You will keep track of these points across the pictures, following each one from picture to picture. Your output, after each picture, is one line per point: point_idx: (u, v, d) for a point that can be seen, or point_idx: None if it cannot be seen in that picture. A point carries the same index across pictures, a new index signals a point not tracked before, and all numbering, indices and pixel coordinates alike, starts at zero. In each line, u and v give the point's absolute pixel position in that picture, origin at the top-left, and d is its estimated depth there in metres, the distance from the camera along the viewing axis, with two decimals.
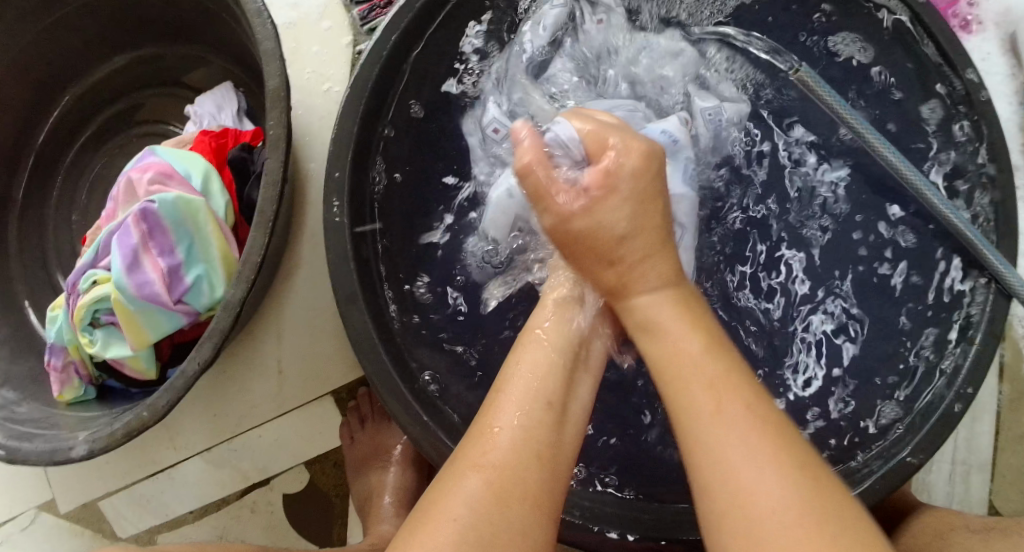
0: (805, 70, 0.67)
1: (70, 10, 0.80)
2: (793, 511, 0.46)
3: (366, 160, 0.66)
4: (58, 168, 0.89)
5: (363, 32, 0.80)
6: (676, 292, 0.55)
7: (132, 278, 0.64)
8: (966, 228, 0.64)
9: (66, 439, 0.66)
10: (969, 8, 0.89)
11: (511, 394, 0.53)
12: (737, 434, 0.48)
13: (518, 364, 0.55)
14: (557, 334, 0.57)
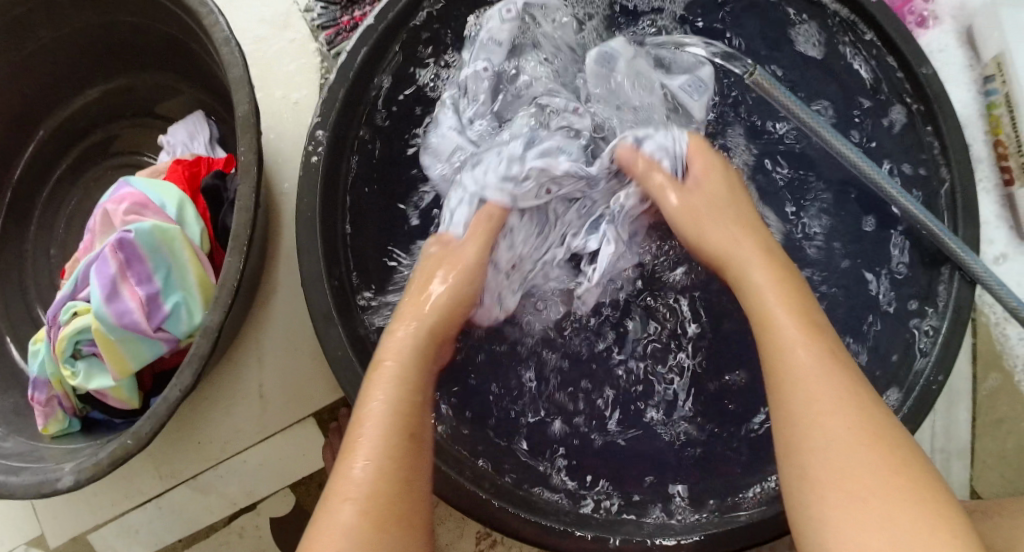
0: (760, 73, 0.70)
1: (40, 46, 0.81)
2: (851, 445, 0.52)
3: (337, 181, 0.67)
4: (35, 202, 0.90)
5: (331, 57, 0.81)
6: (756, 260, 0.63)
7: (111, 307, 0.64)
8: (924, 220, 0.67)
9: (51, 472, 0.66)
10: (924, 4, 0.91)
11: (376, 421, 0.55)
12: (843, 407, 0.54)
13: (375, 395, 0.56)
14: (409, 361, 0.59)
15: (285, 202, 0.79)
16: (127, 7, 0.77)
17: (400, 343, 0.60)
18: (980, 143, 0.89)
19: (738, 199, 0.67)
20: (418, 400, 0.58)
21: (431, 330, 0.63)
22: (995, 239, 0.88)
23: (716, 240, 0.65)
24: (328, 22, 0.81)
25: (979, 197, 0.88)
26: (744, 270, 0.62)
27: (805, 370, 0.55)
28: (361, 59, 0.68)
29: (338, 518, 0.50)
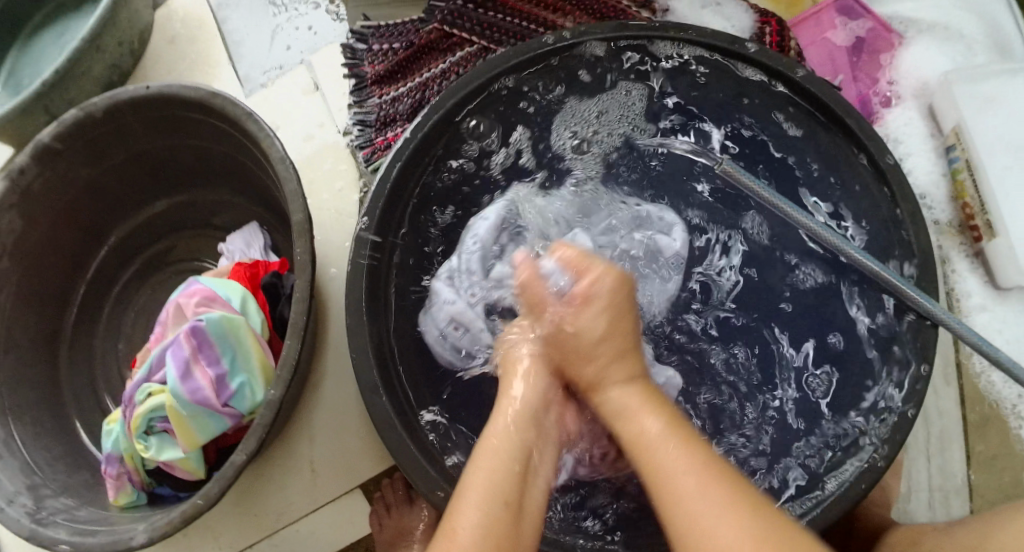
0: (727, 162, 0.82)
1: (114, 164, 0.94)
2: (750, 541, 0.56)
3: (379, 275, 0.77)
4: (105, 301, 1.01)
5: (368, 172, 0.97)
6: (640, 386, 0.66)
7: (185, 386, 0.73)
8: (888, 275, 0.76)
9: (126, 531, 0.74)
10: (889, 87, 1.03)
11: (476, 503, 0.60)
12: (702, 480, 0.59)
13: (476, 469, 0.62)
14: (510, 435, 0.64)
15: (331, 299, 0.91)
16: (194, 131, 0.90)
17: (505, 421, 0.65)
18: (947, 205, 0.99)
19: (599, 309, 0.67)
20: (513, 479, 0.62)
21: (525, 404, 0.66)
22: (972, 291, 0.95)
23: (595, 324, 0.67)
24: (365, 143, 0.98)
25: (953, 257, 0.97)
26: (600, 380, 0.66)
27: (646, 445, 0.62)
28: (396, 169, 0.79)
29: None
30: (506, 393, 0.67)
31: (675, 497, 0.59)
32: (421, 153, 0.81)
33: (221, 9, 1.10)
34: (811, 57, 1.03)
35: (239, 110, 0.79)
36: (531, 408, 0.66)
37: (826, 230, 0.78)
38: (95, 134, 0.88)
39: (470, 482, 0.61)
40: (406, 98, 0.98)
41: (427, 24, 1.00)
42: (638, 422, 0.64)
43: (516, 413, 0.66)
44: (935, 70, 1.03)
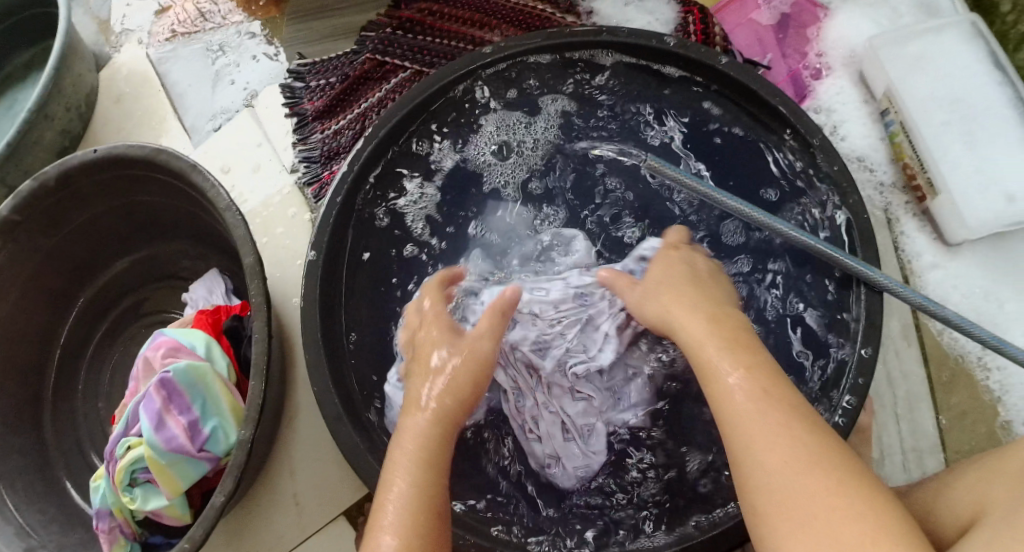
0: (652, 158, 0.81)
1: (72, 228, 0.96)
2: (818, 487, 0.56)
3: (333, 309, 0.80)
4: (82, 361, 1.03)
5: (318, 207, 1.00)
6: (725, 336, 0.67)
7: (160, 435, 0.75)
8: (818, 246, 0.78)
9: None
10: (817, 59, 1.06)
11: (392, 532, 0.61)
12: (779, 429, 0.59)
13: (387, 504, 0.62)
14: (419, 469, 0.64)
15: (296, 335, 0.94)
16: (147, 188, 0.93)
17: (410, 453, 0.65)
18: (886, 166, 1.01)
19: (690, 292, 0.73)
20: (432, 504, 0.63)
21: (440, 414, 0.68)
22: (923, 252, 0.98)
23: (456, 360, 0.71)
24: (312, 179, 1.01)
25: (902, 221, 0.99)
26: (684, 333, 0.69)
27: (735, 402, 0.62)
28: (339, 204, 0.81)
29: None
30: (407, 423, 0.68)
31: (757, 462, 0.59)
32: (361, 182, 0.83)
33: (162, 63, 1.13)
34: (739, 40, 1.06)
35: (183, 163, 0.82)
36: (433, 437, 0.67)
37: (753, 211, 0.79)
38: (50, 201, 0.91)
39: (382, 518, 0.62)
40: (347, 130, 1.01)
41: (360, 56, 1.03)
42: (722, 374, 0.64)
43: (416, 449, 0.66)
44: (860, 37, 1.06)
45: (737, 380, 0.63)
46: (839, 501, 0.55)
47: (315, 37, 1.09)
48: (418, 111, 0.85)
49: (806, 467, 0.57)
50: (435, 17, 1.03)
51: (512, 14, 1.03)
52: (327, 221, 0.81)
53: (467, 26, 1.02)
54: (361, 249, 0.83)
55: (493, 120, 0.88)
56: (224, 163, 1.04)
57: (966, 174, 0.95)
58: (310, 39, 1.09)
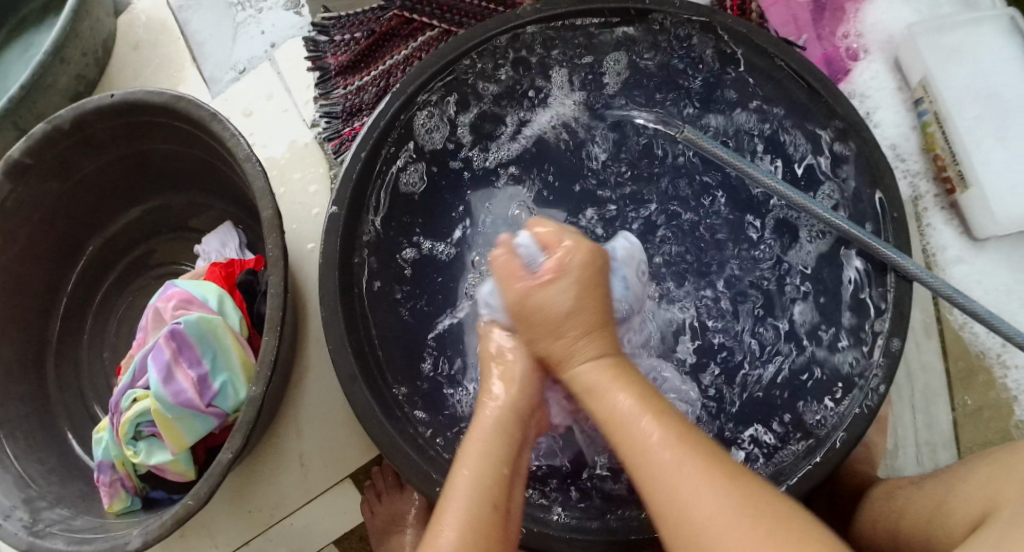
0: (687, 128, 0.82)
1: (84, 176, 0.94)
2: (726, 517, 0.57)
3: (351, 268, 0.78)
4: (88, 310, 1.01)
5: (337, 163, 0.98)
6: (604, 352, 0.66)
7: (168, 389, 0.73)
8: (846, 226, 0.77)
9: (121, 536, 0.76)
10: (856, 38, 1.02)
11: (458, 506, 0.62)
12: (679, 454, 0.60)
13: (461, 469, 0.64)
14: (496, 439, 0.66)
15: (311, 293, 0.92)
16: (164, 137, 0.91)
17: (485, 427, 0.67)
18: (920, 154, 0.98)
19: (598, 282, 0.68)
20: (499, 475, 0.64)
21: (513, 407, 0.68)
22: (948, 245, 0.94)
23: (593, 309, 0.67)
24: (332, 134, 0.99)
25: (931, 214, 0.96)
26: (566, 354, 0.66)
27: (621, 416, 0.63)
28: (361, 162, 0.79)
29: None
30: (486, 390, 0.69)
31: (665, 496, 0.59)
32: (384, 143, 0.80)
33: (182, 11, 1.10)
34: (774, 16, 1.01)
35: (203, 112, 0.79)
36: (506, 415, 0.67)
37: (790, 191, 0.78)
38: (62, 146, 0.89)
39: (457, 472, 0.64)
40: (371, 86, 0.99)
41: (387, 12, 1.00)
42: (608, 392, 0.64)
43: (495, 420, 0.67)
44: (901, 22, 1.02)
45: (665, 458, 0.60)
46: (751, 530, 0.56)
47: None
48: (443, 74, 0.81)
49: (714, 504, 0.57)
50: None
51: None
52: (349, 176, 0.78)
53: None
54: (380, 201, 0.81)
55: (520, 95, 0.87)
56: (246, 115, 1.02)
57: (998, 170, 0.92)
58: None
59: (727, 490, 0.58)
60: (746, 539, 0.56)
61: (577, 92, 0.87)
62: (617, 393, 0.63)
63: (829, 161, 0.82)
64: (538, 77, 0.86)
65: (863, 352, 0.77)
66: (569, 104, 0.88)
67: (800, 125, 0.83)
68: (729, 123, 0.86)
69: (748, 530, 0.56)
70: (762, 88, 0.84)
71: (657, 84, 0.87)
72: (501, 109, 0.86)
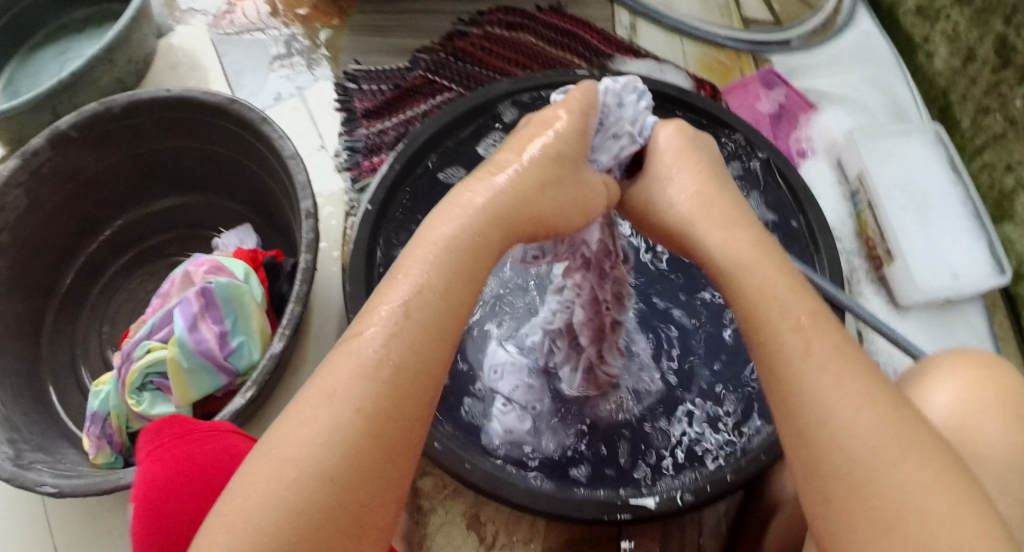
0: None
1: (117, 161, 1.01)
2: (872, 431, 0.52)
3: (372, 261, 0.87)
4: (92, 289, 1.06)
5: (354, 190, 1.08)
6: (758, 238, 0.63)
7: (191, 338, 0.79)
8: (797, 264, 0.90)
9: (113, 474, 0.79)
10: (803, 142, 1.20)
11: (398, 310, 0.54)
12: (837, 361, 0.55)
13: (405, 276, 0.55)
14: (458, 251, 0.57)
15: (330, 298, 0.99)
16: (203, 136, 1.00)
17: (443, 239, 0.57)
18: (852, 238, 1.15)
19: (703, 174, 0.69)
20: (458, 302, 0.55)
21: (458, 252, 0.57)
22: (876, 311, 1.09)
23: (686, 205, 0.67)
24: (351, 165, 1.09)
25: (862, 285, 1.11)
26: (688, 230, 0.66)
27: (769, 305, 0.58)
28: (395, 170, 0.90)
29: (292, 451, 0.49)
30: (464, 193, 0.60)
31: (806, 392, 0.54)
32: (410, 165, 0.92)
33: (223, 44, 1.21)
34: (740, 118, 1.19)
35: (253, 116, 0.90)
36: (484, 226, 0.58)
37: None
38: (108, 128, 0.97)
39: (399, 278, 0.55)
40: (392, 131, 1.11)
41: (413, 72, 1.16)
42: (723, 233, 0.64)
43: (459, 232, 0.57)
44: (843, 129, 1.20)
45: (811, 354, 0.55)
46: (893, 448, 0.52)
47: (373, 48, 1.19)
48: (466, 116, 0.95)
49: (861, 414, 0.53)
50: (484, 52, 1.17)
51: (552, 61, 1.17)
52: (384, 181, 0.90)
53: (509, 65, 1.16)
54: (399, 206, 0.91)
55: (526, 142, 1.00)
56: None
57: (919, 249, 1.08)
58: (368, 50, 1.19)
59: (881, 409, 0.53)
60: (884, 451, 0.51)
61: None
62: (769, 280, 0.59)
63: (784, 221, 0.97)
64: None
65: None
66: None
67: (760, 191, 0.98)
68: None
69: (893, 448, 0.52)
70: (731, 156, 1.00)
71: None
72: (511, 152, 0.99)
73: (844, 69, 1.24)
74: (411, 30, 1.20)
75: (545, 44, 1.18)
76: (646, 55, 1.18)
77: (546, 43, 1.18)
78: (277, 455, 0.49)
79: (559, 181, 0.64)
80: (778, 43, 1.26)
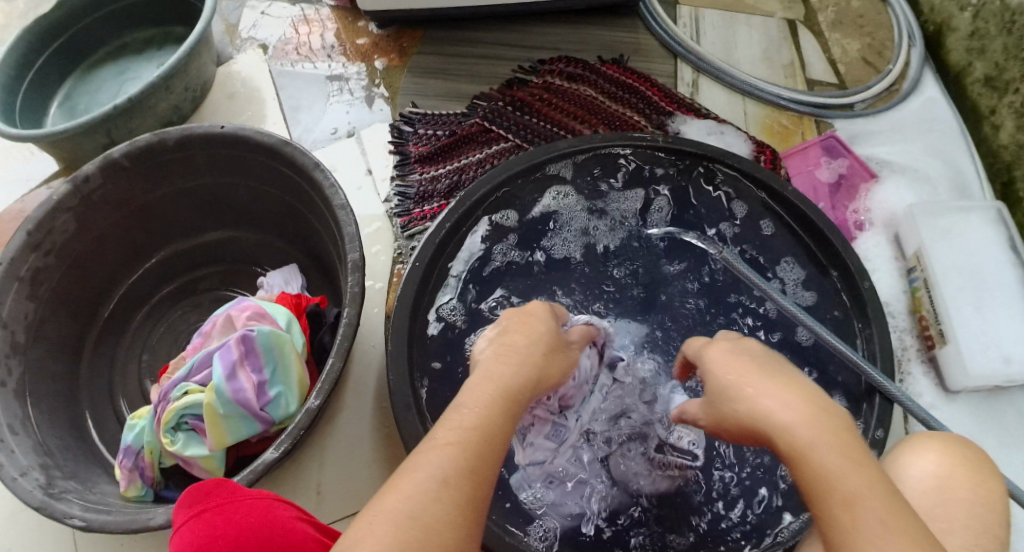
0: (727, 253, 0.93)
1: (168, 191, 1.02)
2: (892, 535, 0.49)
3: (412, 321, 0.87)
4: (134, 315, 1.07)
5: (404, 238, 1.07)
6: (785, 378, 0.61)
7: (228, 385, 0.79)
8: (847, 349, 0.85)
9: (142, 513, 0.80)
10: (862, 214, 1.17)
11: (464, 426, 0.56)
12: (855, 464, 0.53)
13: (464, 406, 0.58)
14: (494, 402, 0.59)
15: (370, 342, 0.99)
16: (251, 173, 1.00)
17: (481, 385, 0.61)
18: (905, 315, 1.11)
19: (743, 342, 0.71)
20: (502, 436, 0.58)
21: (501, 387, 0.61)
22: (924, 394, 1.06)
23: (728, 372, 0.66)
24: (402, 212, 1.08)
25: (911, 366, 1.08)
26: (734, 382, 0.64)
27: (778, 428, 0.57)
28: (445, 228, 0.92)
29: (378, 513, 0.51)
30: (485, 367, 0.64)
31: (827, 506, 0.52)
32: (459, 221, 0.93)
33: (281, 76, 1.22)
34: (798, 185, 1.17)
35: (307, 160, 0.90)
36: (514, 387, 0.62)
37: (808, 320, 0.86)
38: (161, 159, 0.98)
39: (461, 408, 0.58)
40: (444, 178, 1.09)
41: (470, 119, 1.14)
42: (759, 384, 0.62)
43: (493, 382, 0.61)
44: (904, 202, 1.17)
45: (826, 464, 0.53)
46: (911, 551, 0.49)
47: (431, 91, 1.19)
48: (517, 175, 0.96)
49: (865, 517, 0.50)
50: (544, 103, 1.15)
51: (610, 117, 1.15)
52: (432, 240, 0.91)
53: (568, 119, 1.14)
54: (439, 268, 0.92)
55: (575, 204, 1.00)
56: None
57: (973, 332, 1.04)
58: (427, 92, 1.19)
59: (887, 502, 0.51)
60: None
61: (630, 208, 1.01)
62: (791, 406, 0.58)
63: (835, 294, 0.93)
64: (599, 191, 1.00)
65: None
66: (623, 216, 1.00)
67: (812, 264, 0.94)
68: (751, 247, 0.97)
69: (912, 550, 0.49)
70: (792, 224, 0.96)
71: (700, 212, 0.99)
72: (561, 213, 0.99)
73: (904, 140, 1.22)
74: (470, 75, 1.20)
75: (606, 98, 1.17)
76: (707, 114, 1.15)
77: (606, 97, 1.17)
78: (359, 539, 0.50)
79: (552, 357, 0.69)
80: (841, 107, 1.24)
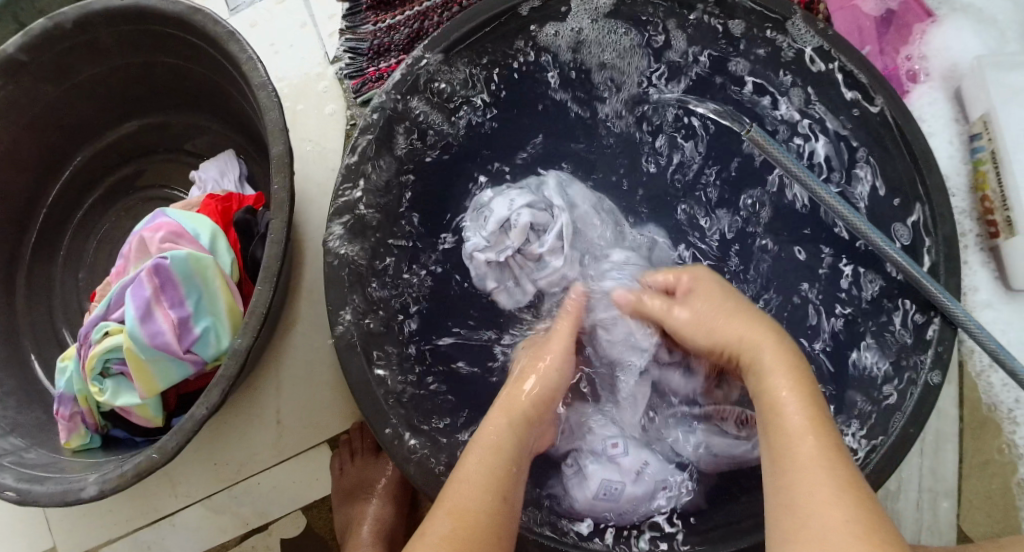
0: (755, 129, 0.75)
1: (82, 79, 0.86)
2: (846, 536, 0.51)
3: (362, 232, 0.73)
4: (69, 226, 0.95)
5: (357, 104, 0.91)
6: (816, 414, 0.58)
7: (145, 329, 0.70)
8: (894, 253, 0.71)
9: (77, 482, 0.70)
10: (917, 60, 0.96)
11: (490, 439, 0.63)
12: (823, 469, 0.54)
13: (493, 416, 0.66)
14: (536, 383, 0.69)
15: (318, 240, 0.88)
16: (169, 50, 0.84)
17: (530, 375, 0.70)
18: (965, 192, 0.93)
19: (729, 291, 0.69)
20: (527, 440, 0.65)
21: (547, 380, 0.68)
22: (980, 287, 0.91)
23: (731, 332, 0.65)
24: (355, 72, 0.91)
25: (966, 254, 0.91)
26: (780, 409, 0.58)
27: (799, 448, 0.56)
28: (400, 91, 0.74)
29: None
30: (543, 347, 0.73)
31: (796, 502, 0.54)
32: (420, 86, 0.76)
33: None
34: (838, 23, 0.96)
35: (220, 29, 0.73)
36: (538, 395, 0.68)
37: (854, 216, 0.72)
38: (64, 46, 0.81)
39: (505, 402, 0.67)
40: (403, 27, 0.90)
41: None
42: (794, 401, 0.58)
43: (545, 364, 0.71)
44: (967, 50, 0.95)
45: (806, 446, 0.56)
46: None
47: None
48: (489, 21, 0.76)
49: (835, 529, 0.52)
50: None
51: None
52: (374, 121, 0.74)
53: None
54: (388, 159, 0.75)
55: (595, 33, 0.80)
56: (269, 48, 0.93)
57: None
58: None
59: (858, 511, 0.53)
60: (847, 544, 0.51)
61: (629, 54, 0.81)
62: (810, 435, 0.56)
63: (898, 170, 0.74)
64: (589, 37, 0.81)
65: (887, 388, 0.72)
66: (623, 79, 0.82)
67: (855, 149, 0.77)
68: (771, 115, 0.81)
69: None
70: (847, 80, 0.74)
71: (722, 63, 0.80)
72: (582, 45, 0.81)
73: None
74: None
75: None
76: None
77: None
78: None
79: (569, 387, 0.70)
80: None
